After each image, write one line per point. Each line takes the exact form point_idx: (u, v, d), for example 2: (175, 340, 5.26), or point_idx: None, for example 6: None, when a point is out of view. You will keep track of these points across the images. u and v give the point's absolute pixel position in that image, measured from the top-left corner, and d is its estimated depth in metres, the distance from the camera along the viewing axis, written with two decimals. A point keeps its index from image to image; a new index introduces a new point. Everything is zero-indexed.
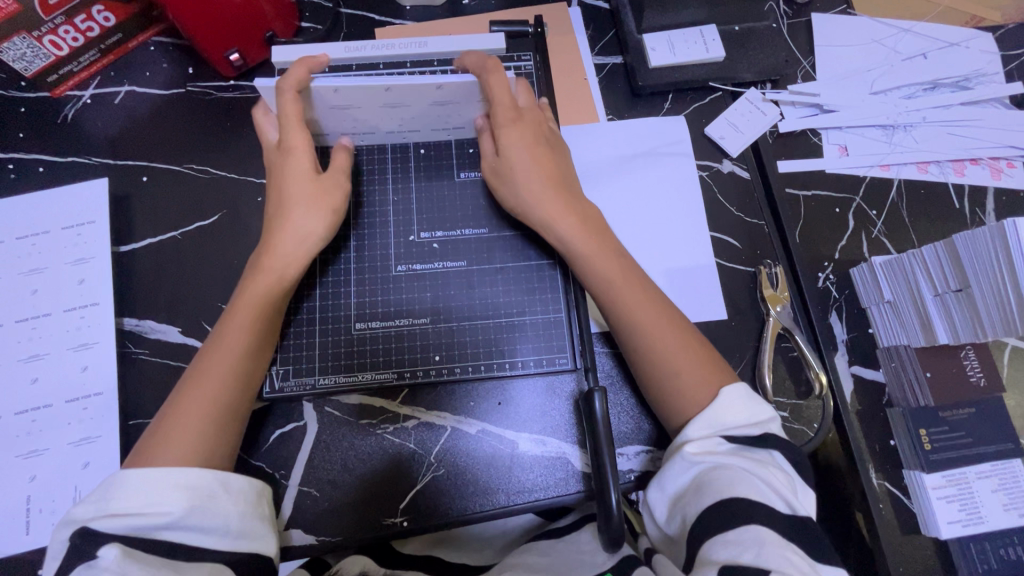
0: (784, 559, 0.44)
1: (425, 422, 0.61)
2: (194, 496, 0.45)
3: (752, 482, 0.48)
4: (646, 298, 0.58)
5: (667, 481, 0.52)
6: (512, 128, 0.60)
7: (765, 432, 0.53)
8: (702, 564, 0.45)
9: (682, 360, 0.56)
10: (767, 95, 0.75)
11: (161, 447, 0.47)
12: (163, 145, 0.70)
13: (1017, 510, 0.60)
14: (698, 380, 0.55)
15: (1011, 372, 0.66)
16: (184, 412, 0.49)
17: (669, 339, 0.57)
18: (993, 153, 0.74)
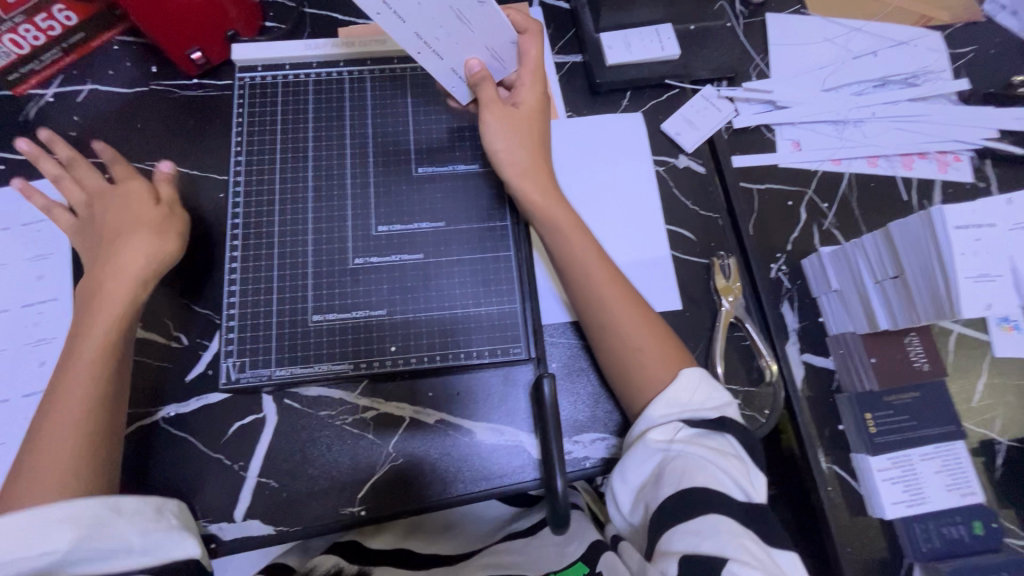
0: (741, 546, 0.45)
1: (383, 413, 0.62)
2: (80, 525, 0.45)
3: (712, 471, 0.49)
4: (608, 289, 0.60)
5: (629, 471, 0.53)
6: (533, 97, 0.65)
7: (722, 415, 0.54)
8: (662, 555, 0.47)
9: (628, 346, 0.58)
10: (722, 92, 0.77)
11: (37, 477, 0.50)
12: (125, 142, 0.70)
13: (960, 490, 0.62)
14: (653, 363, 0.57)
15: (955, 357, 0.68)
16: (49, 437, 0.52)
17: (627, 324, 0.59)
18: (940, 148, 0.77)
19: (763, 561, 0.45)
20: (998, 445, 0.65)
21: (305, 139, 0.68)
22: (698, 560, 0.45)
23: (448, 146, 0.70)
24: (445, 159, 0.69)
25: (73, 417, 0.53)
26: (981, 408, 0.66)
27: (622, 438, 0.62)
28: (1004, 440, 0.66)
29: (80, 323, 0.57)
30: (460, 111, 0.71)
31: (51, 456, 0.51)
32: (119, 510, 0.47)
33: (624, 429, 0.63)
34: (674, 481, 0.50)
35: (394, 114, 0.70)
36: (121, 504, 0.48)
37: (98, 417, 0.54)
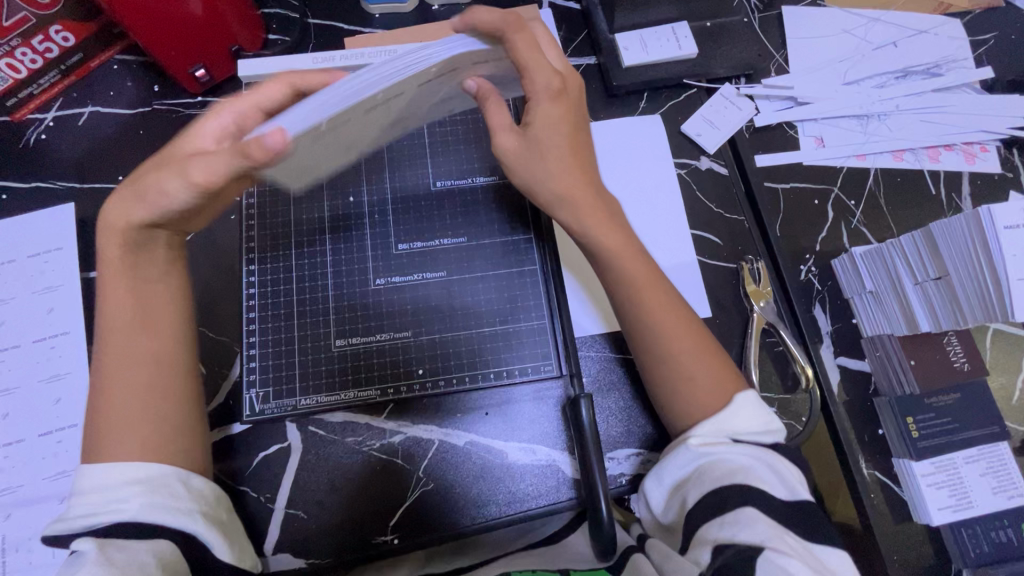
0: (782, 539, 0.42)
1: (411, 436, 0.60)
2: (152, 491, 0.45)
3: (755, 471, 0.47)
4: (655, 299, 0.54)
5: (667, 472, 0.51)
6: (552, 111, 0.53)
7: (776, 440, 0.51)
8: (696, 543, 0.44)
9: (678, 362, 0.53)
10: (741, 90, 0.75)
11: (112, 440, 0.46)
12: (130, 166, 0.68)
13: (1007, 492, 0.60)
14: (705, 384, 0.52)
15: (993, 355, 0.66)
16: (117, 393, 0.48)
17: (678, 338, 0.54)
18: (966, 139, 0.75)
19: (801, 553, 0.42)
20: None
21: None
22: (733, 549, 0.42)
23: (464, 158, 0.67)
24: (462, 171, 0.67)
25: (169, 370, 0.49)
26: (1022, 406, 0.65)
27: (658, 452, 0.61)
28: None
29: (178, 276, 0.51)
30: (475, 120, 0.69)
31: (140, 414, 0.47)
32: (185, 495, 0.46)
33: (660, 444, 0.61)
34: (714, 480, 0.47)
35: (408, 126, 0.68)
36: (195, 491, 0.47)
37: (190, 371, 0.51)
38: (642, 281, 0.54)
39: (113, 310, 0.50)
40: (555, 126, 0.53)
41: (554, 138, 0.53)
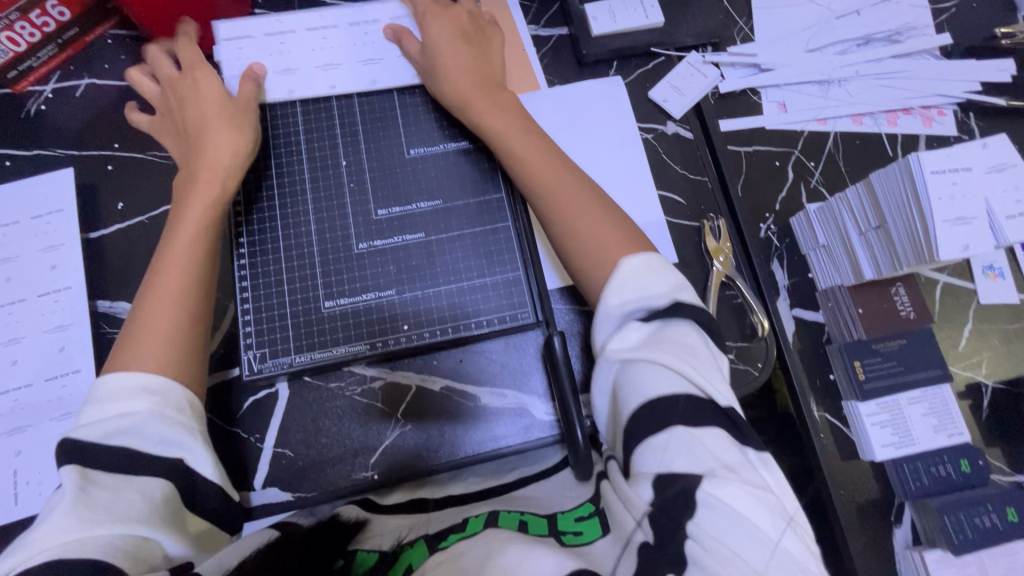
0: (707, 449, 0.43)
1: (390, 382, 0.65)
2: (157, 405, 0.48)
3: (669, 373, 0.46)
4: (555, 177, 0.59)
5: (600, 385, 0.51)
6: (439, 27, 0.68)
7: (675, 302, 0.51)
8: (637, 475, 0.44)
9: (588, 231, 0.56)
10: (707, 58, 0.78)
11: (132, 348, 0.51)
12: (124, 134, 0.72)
13: (947, 431, 0.64)
14: (603, 240, 0.55)
15: (942, 306, 0.70)
16: (151, 308, 0.53)
17: (578, 202, 0.58)
18: (924, 103, 0.78)
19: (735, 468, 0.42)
20: (985, 388, 0.68)
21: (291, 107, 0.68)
22: (670, 475, 0.42)
23: (437, 123, 0.69)
24: (434, 136, 0.69)
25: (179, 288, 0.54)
26: (967, 353, 0.69)
27: None
28: (990, 383, 0.68)
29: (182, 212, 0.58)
30: None
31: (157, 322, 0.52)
32: (186, 412, 0.50)
33: None
34: (636, 392, 0.46)
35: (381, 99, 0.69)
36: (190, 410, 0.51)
37: (193, 288, 0.55)
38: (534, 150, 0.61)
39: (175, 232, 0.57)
40: (441, 35, 0.67)
41: (443, 43, 0.67)
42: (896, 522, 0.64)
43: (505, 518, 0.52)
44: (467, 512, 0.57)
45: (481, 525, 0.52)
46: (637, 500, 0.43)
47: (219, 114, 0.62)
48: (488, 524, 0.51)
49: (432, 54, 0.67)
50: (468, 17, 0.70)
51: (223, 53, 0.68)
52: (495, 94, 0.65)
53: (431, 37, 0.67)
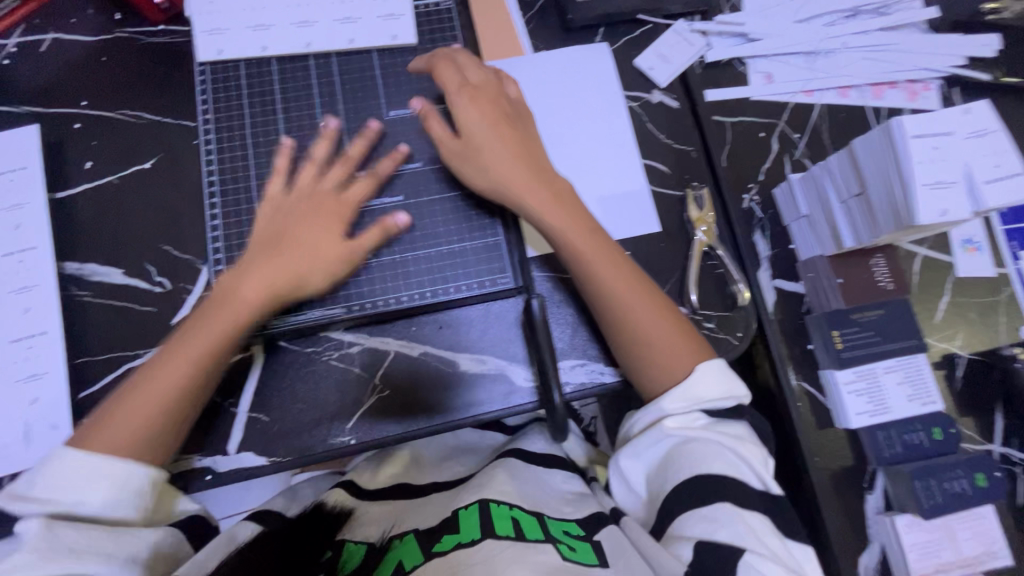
0: (747, 529, 0.49)
1: (369, 347, 0.64)
2: (118, 488, 0.52)
3: (726, 458, 0.52)
4: (607, 270, 0.59)
5: (643, 450, 0.56)
6: (471, 111, 0.62)
7: (738, 403, 0.57)
8: (677, 538, 0.50)
9: (645, 331, 0.58)
10: (694, 26, 0.77)
11: (111, 434, 0.53)
12: (93, 92, 0.70)
13: (921, 400, 0.65)
14: (667, 349, 0.57)
15: (920, 278, 0.70)
16: (146, 395, 0.54)
17: (634, 304, 0.59)
18: (909, 77, 0.78)
19: (773, 552, 0.48)
20: (959, 359, 0.69)
21: (266, 61, 0.65)
22: (711, 544, 0.48)
23: (418, 85, 0.67)
24: (414, 99, 0.67)
25: (173, 387, 0.55)
26: (943, 324, 0.69)
27: (601, 364, 0.65)
28: (965, 354, 0.69)
29: (209, 306, 0.57)
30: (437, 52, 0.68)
31: (136, 408, 0.54)
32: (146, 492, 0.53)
33: (604, 353, 0.65)
34: (687, 469, 0.52)
35: (359, 60, 0.67)
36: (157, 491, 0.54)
37: (157, 416, 0.54)
38: (589, 249, 0.59)
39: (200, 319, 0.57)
40: (474, 122, 0.62)
41: (481, 131, 0.61)
42: (869, 488, 0.65)
43: (498, 515, 0.53)
44: (458, 499, 0.59)
45: (477, 530, 0.52)
46: (677, 559, 0.48)
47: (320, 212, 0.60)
48: (485, 529, 0.51)
49: (467, 139, 0.61)
50: (502, 99, 0.64)
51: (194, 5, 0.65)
52: (543, 185, 0.61)
53: (470, 128, 0.61)
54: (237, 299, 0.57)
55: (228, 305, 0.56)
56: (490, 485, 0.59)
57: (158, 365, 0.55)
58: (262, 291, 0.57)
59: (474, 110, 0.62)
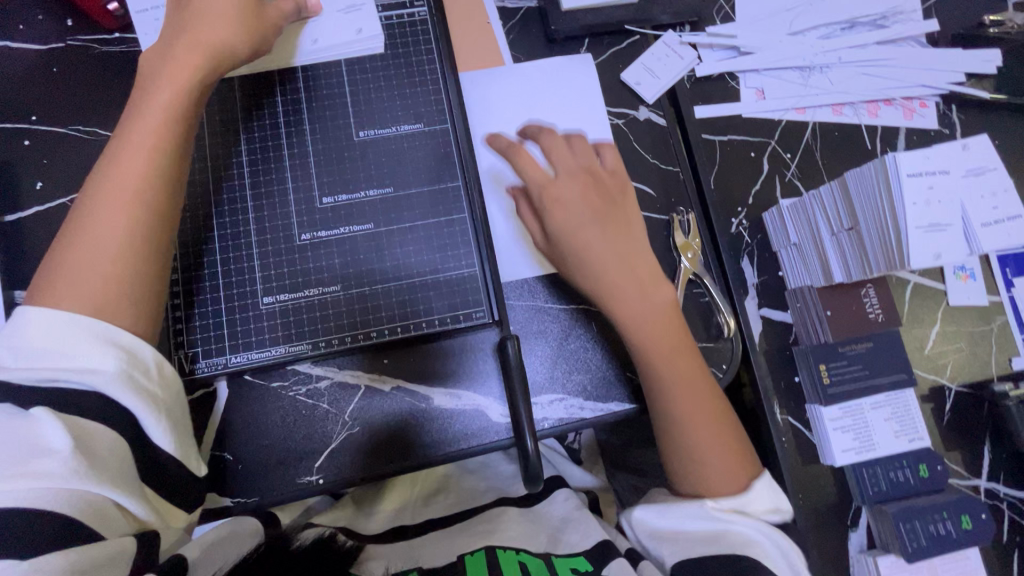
0: None
1: (338, 381, 0.61)
2: (127, 352, 0.44)
3: (756, 550, 0.50)
4: (682, 375, 0.57)
5: (667, 519, 0.54)
6: (565, 201, 0.61)
7: (782, 516, 0.54)
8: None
9: (700, 448, 0.56)
10: (684, 38, 0.73)
11: (76, 280, 0.44)
12: (42, 105, 0.65)
13: (908, 437, 0.63)
14: (716, 468, 0.55)
15: (911, 307, 0.68)
16: (84, 244, 0.46)
17: (698, 420, 0.57)
18: (906, 94, 0.75)
19: None
20: (948, 391, 0.67)
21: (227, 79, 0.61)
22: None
23: (390, 103, 0.64)
24: (386, 118, 0.63)
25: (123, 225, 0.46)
26: (933, 355, 0.67)
27: (582, 399, 0.62)
28: (954, 386, 0.67)
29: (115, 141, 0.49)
30: (412, 69, 0.65)
31: (98, 238, 0.46)
32: (153, 378, 0.44)
33: (585, 388, 0.63)
34: (715, 546, 0.51)
35: (328, 76, 0.63)
36: (157, 356, 0.45)
37: (146, 230, 0.47)
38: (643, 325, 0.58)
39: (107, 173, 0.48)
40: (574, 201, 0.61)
41: (578, 216, 0.60)
42: (852, 526, 0.64)
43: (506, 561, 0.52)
44: (463, 544, 0.56)
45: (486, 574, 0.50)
46: None
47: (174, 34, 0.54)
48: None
49: (562, 237, 0.61)
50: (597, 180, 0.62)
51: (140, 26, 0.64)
52: (636, 261, 0.61)
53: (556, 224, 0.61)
54: (173, 57, 0.52)
55: (200, 42, 0.53)
56: (495, 532, 0.58)
57: (114, 164, 0.48)
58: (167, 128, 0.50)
59: (575, 188, 0.61)
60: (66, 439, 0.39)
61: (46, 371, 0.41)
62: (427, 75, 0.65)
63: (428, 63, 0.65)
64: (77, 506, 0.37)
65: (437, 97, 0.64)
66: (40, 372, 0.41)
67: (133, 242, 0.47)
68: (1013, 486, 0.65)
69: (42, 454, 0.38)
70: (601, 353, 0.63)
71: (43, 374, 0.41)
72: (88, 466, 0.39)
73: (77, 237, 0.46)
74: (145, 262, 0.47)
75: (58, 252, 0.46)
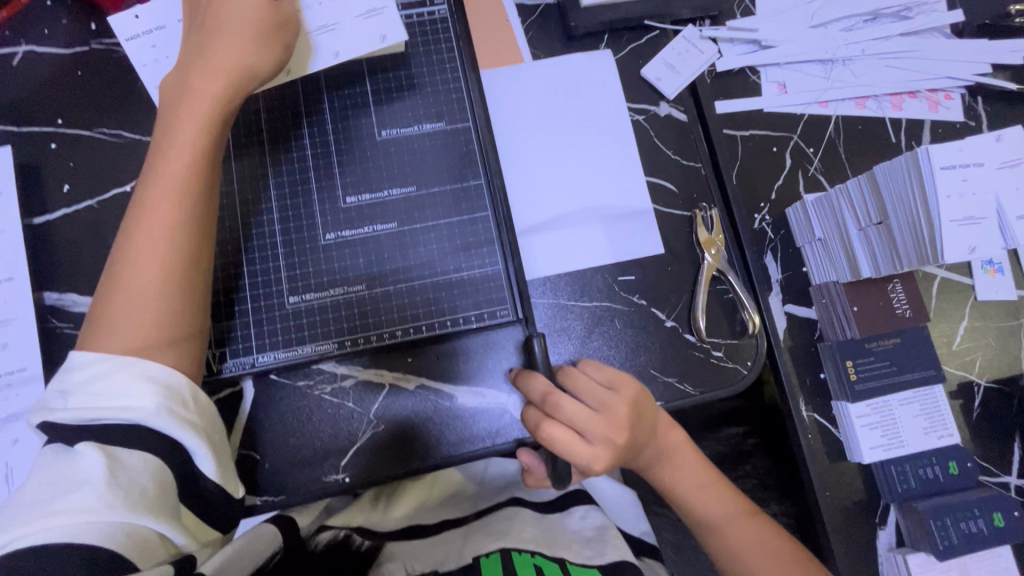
0: None
1: (363, 380, 0.61)
2: (164, 392, 0.44)
3: None
4: (711, 496, 0.61)
5: None
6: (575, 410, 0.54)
7: None
8: None
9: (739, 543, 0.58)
10: (704, 32, 0.72)
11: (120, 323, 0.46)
12: (68, 109, 0.66)
13: (937, 433, 0.63)
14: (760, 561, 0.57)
15: (939, 302, 0.67)
16: (126, 286, 0.47)
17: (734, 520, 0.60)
18: (931, 86, 0.74)
19: None
20: (977, 387, 0.66)
21: None
22: None
23: (411, 102, 0.64)
24: (408, 117, 0.63)
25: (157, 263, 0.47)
26: (961, 350, 0.66)
27: None
28: (983, 381, 0.66)
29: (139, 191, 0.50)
30: (432, 67, 0.65)
31: (138, 278, 0.47)
32: (190, 406, 0.45)
33: None
34: None
35: (349, 77, 0.63)
36: (191, 387, 0.46)
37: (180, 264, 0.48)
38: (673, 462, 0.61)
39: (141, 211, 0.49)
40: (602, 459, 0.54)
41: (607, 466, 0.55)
42: (881, 523, 0.63)
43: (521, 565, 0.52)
44: (474, 545, 0.56)
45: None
46: None
47: (193, 58, 0.54)
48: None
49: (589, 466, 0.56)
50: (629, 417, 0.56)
51: (163, 36, 0.65)
52: (672, 433, 0.62)
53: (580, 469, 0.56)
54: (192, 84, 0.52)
55: (221, 67, 0.53)
56: (507, 536, 0.57)
57: (145, 201, 0.49)
58: (197, 159, 0.51)
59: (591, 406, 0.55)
60: (101, 469, 0.39)
61: (92, 412, 0.42)
62: (448, 74, 0.65)
63: (449, 62, 0.65)
64: (116, 535, 0.37)
65: (458, 96, 0.64)
66: (84, 415, 0.41)
67: (164, 295, 0.47)
68: None
69: (78, 486, 0.38)
70: (625, 350, 0.63)
71: (91, 413, 0.42)
72: (121, 493, 0.39)
73: (112, 293, 0.47)
74: (181, 298, 0.48)
75: (100, 297, 0.48)
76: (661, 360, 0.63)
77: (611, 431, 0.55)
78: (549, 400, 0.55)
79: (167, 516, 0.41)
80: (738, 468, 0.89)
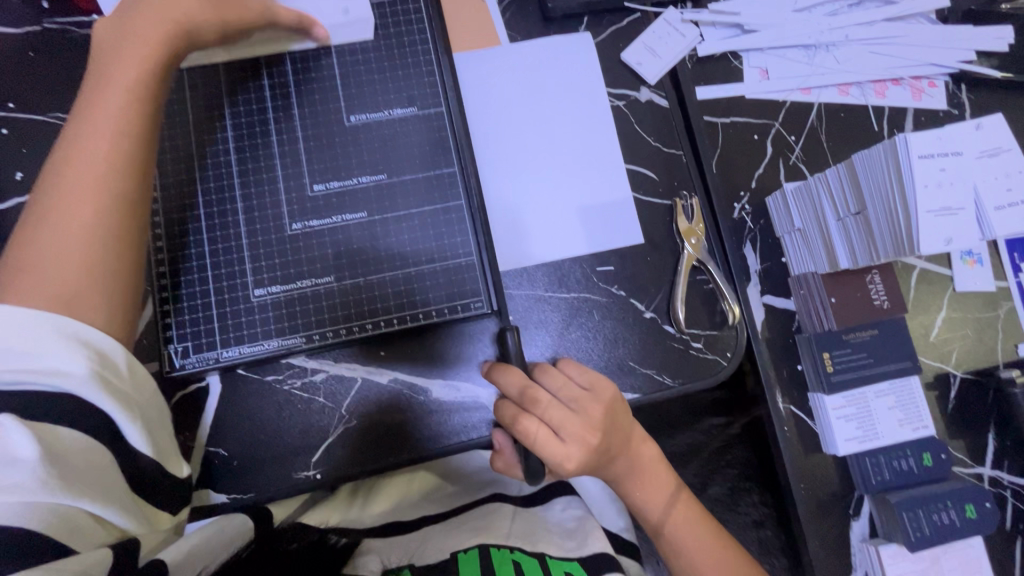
0: None
1: (333, 375, 0.60)
2: (97, 356, 0.43)
3: None
4: (675, 504, 0.62)
5: None
6: (552, 410, 0.54)
7: None
8: None
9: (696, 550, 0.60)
10: (686, 16, 0.70)
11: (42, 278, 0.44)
12: (19, 91, 0.62)
13: (912, 425, 0.63)
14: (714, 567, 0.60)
15: (917, 293, 0.66)
16: (52, 242, 0.45)
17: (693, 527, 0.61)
18: (915, 73, 0.72)
19: None
20: (954, 378, 0.66)
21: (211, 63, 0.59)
22: None
23: (381, 86, 0.61)
24: (377, 102, 0.61)
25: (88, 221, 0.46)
26: (939, 342, 0.66)
27: None
28: (959, 373, 0.66)
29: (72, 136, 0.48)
30: (403, 49, 0.62)
31: (66, 234, 0.45)
32: (127, 377, 0.45)
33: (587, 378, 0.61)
34: None
35: (316, 59, 0.61)
36: (128, 356, 0.45)
37: (114, 225, 0.47)
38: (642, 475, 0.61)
39: (72, 165, 0.47)
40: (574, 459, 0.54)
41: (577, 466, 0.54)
42: (855, 515, 0.63)
43: (500, 559, 0.52)
44: (456, 539, 0.55)
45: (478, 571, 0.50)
46: None
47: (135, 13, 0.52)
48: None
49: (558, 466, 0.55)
50: (604, 419, 0.56)
51: None
52: (643, 446, 0.62)
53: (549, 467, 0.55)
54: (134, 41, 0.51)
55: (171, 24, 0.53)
56: (490, 529, 0.57)
57: (78, 156, 0.47)
58: (136, 119, 0.50)
59: (567, 405, 0.54)
60: (35, 447, 0.38)
61: (14, 373, 0.39)
62: (419, 56, 0.62)
63: (421, 44, 0.63)
64: (47, 518, 0.37)
65: (431, 79, 0.62)
66: (3, 377, 0.39)
67: (100, 256, 0.46)
68: (1017, 473, 0.65)
69: (7, 463, 0.36)
70: (602, 343, 0.62)
71: (11, 376, 0.39)
72: (54, 477, 0.38)
73: (37, 239, 0.45)
74: (113, 260, 0.47)
75: (18, 251, 0.45)
76: (638, 353, 0.62)
77: (584, 432, 0.55)
78: (526, 398, 0.54)
79: (103, 500, 0.41)
80: (718, 458, 0.89)
